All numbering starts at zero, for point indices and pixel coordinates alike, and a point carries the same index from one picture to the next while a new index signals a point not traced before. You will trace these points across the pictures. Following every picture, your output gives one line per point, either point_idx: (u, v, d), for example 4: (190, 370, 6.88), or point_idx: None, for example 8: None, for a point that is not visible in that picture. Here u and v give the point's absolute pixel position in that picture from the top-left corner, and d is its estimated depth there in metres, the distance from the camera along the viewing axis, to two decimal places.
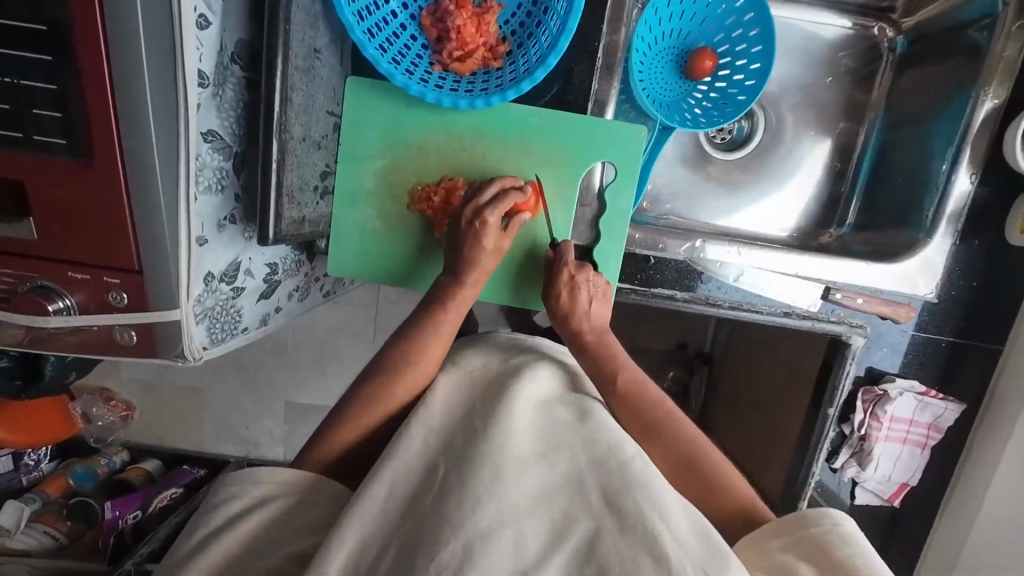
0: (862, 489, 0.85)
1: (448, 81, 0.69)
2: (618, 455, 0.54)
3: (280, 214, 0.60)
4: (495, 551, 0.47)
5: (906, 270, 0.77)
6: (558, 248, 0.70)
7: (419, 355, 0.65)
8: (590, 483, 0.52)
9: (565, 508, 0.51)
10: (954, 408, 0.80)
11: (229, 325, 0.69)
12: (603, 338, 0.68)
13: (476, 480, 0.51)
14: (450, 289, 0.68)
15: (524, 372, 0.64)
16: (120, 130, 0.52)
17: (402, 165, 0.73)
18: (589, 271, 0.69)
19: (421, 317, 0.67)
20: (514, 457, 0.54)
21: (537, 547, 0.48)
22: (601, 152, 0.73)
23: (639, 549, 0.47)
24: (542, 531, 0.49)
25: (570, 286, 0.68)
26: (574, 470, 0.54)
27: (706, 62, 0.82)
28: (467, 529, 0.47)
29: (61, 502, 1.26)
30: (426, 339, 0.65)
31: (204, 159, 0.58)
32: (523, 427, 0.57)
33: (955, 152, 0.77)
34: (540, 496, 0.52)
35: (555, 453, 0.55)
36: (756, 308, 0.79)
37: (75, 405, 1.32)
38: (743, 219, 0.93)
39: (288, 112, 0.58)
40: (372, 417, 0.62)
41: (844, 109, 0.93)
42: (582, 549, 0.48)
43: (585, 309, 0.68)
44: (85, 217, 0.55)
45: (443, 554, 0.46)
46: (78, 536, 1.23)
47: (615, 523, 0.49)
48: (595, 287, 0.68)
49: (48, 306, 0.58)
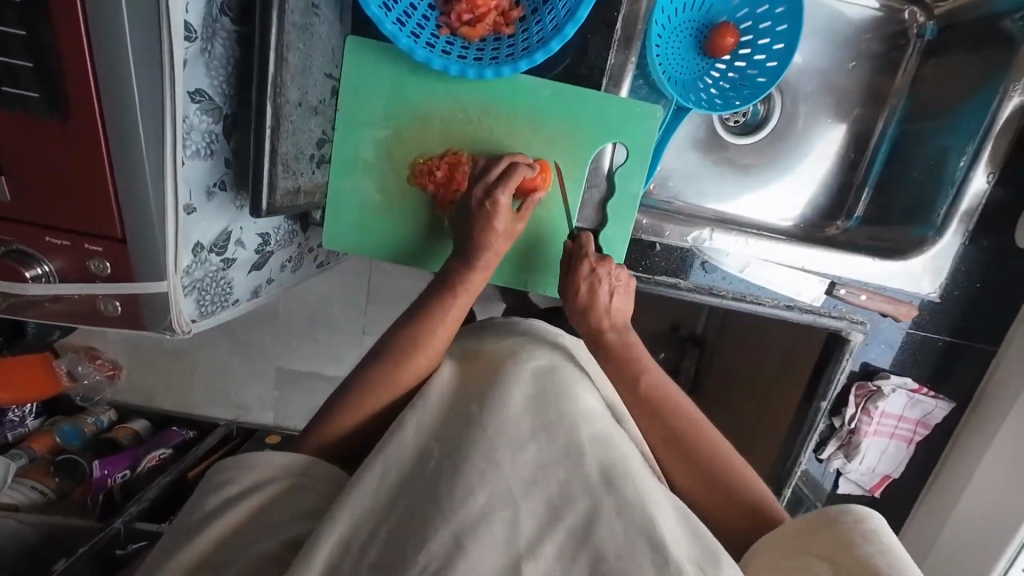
0: (846, 479, 0.87)
1: (456, 46, 0.65)
2: (617, 443, 0.54)
3: (274, 184, 0.57)
4: (488, 538, 0.45)
5: (913, 269, 0.76)
6: (577, 237, 0.69)
7: (420, 337, 0.63)
8: (589, 460, 0.51)
9: (563, 483, 0.50)
10: (944, 406, 0.81)
11: (220, 297, 0.67)
12: (624, 335, 0.69)
13: (468, 466, 0.50)
14: (460, 274, 0.67)
15: (525, 353, 0.63)
16: (98, 84, 0.47)
17: (404, 136, 0.69)
18: (611, 263, 0.68)
19: (428, 300, 0.66)
20: (515, 430, 0.53)
21: (532, 528, 0.47)
22: (614, 132, 0.69)
23: (636, 538, 0.46)
24: (538, 510, 0.48)
25: (592, 279, 0.67)
26: (573, 444, 0.53)
27: (727, 39, 0.78)
28: (458, 517, 0.46)
29: (48, 458, 1.23)
30: (429, 325, 0.64)
31: (191, 122, 0.53)
32: (520, 404, 0.56)
33: (976, 147, 0.75)
34: (538, 470, 0.50)
35: (555, 426, 0.54)
36: (759, 301, 0.79)
37: (60, 363, 1.32)
38: (750, 207, 0.91)
39: (284, 73, 0.54)
40: (368, 396, 0.61)
41: (864, 95, 0.90)
42: (578, 529, 0.46)
43: (605, 305, 0.68)
44: (63, 179, 0.51)
45: (433, 544, 0.45)
46: (67, 492, 1.21)
47: (612, 503, 0.48)
48: (616, 277, 0.68)
49: (25, 272, 0.54)
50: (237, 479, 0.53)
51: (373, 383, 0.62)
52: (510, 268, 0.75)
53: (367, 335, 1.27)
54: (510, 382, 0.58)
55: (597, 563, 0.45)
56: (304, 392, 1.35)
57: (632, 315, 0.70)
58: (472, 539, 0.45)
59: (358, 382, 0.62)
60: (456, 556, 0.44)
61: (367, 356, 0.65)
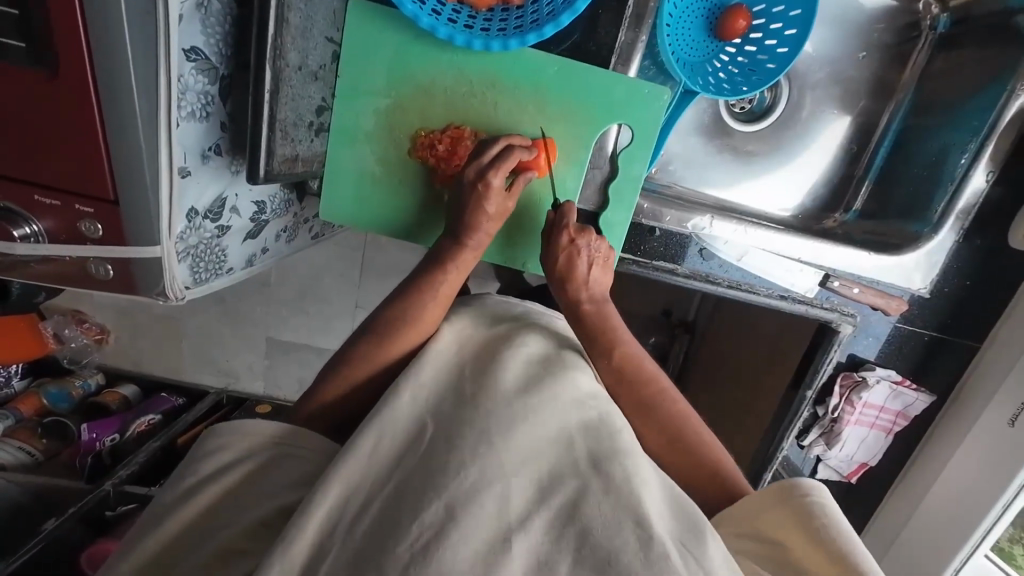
0: (824, 466, 0.90)
1: (463, 15, 0.62)
2: (608, 425, 0.56)
3: (272, 151, 0.55)
4: (481, 510, 0.47)
5: (907, 264, 0.77)
6: (561, 207, 0.67)
7: (415, 314, 0.64)
8: (580, 445, 0.54)
9: (554, 465, 0.52)
10: (925, 399, 0.83)
11: (213, 265, 0.66)
12: (602, 309, 0.68)
13: (463, 442, 0.52)
14: (449, 250, 0.67)
15: (518, 337, 0.64)
16: (89, 39, 0.45)
17: (405, 107, 0.68)
18: (591, 235, 0.66)
19: (423, 274, 0.67)
20: (506, 412, 0.55)
21: (521, 505, 0.49)
22: (620, 113, 0.68)
23: (623, 516, 0.47)
24: (529, 487, 0.50)
25: (570, 250, 0.66)
26: (565, 429, 0.55)
27: (739, 22, 0.77)
28: (451, 491, 0.48)
29: (34, 420, 1.24)
30: (425, 299, 0.65)
31: (187, 81, 0.52)
32: (512, 387, 0.58)
33: (979, 145, 0.75)
34: (530, 452, 0.52)
35: (546, 408, 0.56)
36: (755, 290, 0.79)
37: (45, 325, 1.28)
38: (750, 195, 0.91)
39: (284, 34, 0.52)
40: (367, 368, 0.63)
41: (871, 87, 0.89)
42: (567, 506, 0.49)
43: (584, 277, 0.67)
44: (51, 135, 0.49)
45: (427, 514, 0.46)
46: (53, 453, 1.23)
47: (601, 484, 0.50)
48: (597, 249, 0.67)
49: (14, 231, 0.53)
50: (230, 446, 0.54)
51: (371, 353, 0.63)
52: (502, 247, 0.74)
53: (359, 308, 1.27)
54: (503, 367, 0.60)
55: (584, 537, 0.47)
56: (295, 363, 1.35)
57: (611, 286, 0.69)
58: (464, 510, 0.47)
59: (358, 355, 0.63)
60: (450, 525, 0.46)
61: (362, 330, 0.65)
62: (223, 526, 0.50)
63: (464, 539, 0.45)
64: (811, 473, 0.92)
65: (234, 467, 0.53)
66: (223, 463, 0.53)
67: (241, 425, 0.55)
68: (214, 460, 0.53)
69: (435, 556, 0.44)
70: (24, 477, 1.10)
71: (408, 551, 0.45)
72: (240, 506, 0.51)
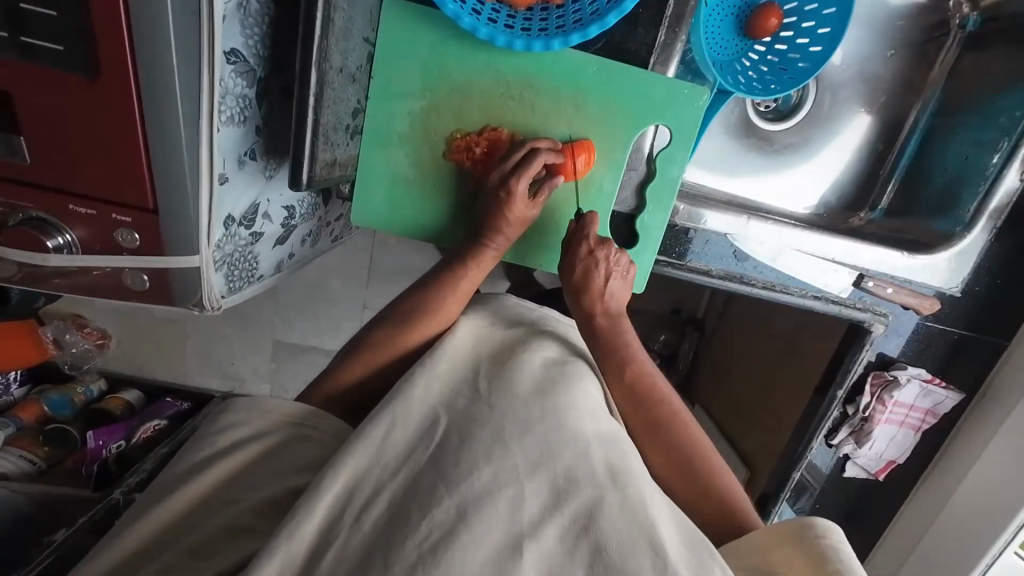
0: (853, 464, 0.90)
1: (502, 14, 0.61)
2: (625, 441, 0.56)
3: (315, 156, 0.54)
4: (493, 513, 0.47)
5: (939, 263, 0.78)
6: (583, 217, 0.67)
7: (436, 305, 0.65)
8: (594, 452, 0.53)
9: (569, 467, 0.51)
10: (954, 397, 0.84)
11: (246, 272, 0.64)
12: (615, 321, 0.69)
13: (475, 442, 0.52)
14: (475, 247, 0.67)
15: (533, 341, 0.64)
16: (131, 38, 0.43)
17: (441, 108, 0.66)
18: (611, 246, 0.67)
19: (444, 271, 0.67)
20: (522, 413, 0.54)
21: (535, 511, 0.48)
22: (660, 115, 0.67)
23: (637, 533, 0.47)
24: (543, 492, 0.49)
25: (588, 261, 0.67)
26: (580, 434, 0.54)
27: (771, 21, 0.76)
28: (462, 490, 0.48)
29: (35, 427, 1.21)
30: (444, 292, 0.66)
31: (227, 84, 0.50)
32: (526, 390, 0.58)
33: (1012, 145, 0.75)
34: (544, 452, 0.52)
35: (562, 413, 0.55)
36: (789, 291, 0.78)
37: (46, 330, 1.29)
38: (775, 194, 0.91)
39: (329, 37, 0.50)
40: (384, 369, 0.63)
41: (896, 87, 0.89)
42: (582, 514, 0.48)
43: (600, 288, 0.68)
44: (89, 141, 0.47)
45: (437, 513, 0.46)
46: (55, 462, 1.19)
47: (617, 497, 0.49)
48: (615, 261, 0.67)
49: (47, 242, 0.50)
50: (253, 455, 0.53)
51: (402, 343, 0.63)
52: (525, 248, 0.72)
53: (368, 310, 1.25)
54: (517, 369, 0.60)
55: (597, 553, 0.46)
56: (302, 366, 1.33)
57: (627, 301, 0.70)
58: (474, 512, 0.47)
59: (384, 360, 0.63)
60: (459, 527, 0.46)
61: (388, 335, 0.64)
62: (246, 534, 0.49)
63: (475, 543, 0.45)
64: (840, 471, 0.92)
65: (257, 475, 0.53)
66: (246, 472, 0.53)
67: (263, 434, 0.55)
68: (236, 469, 0.53)
69: (444, 557, 0.44)
70: (32, 487, 1.06)
71: (416, 549, 0.45)
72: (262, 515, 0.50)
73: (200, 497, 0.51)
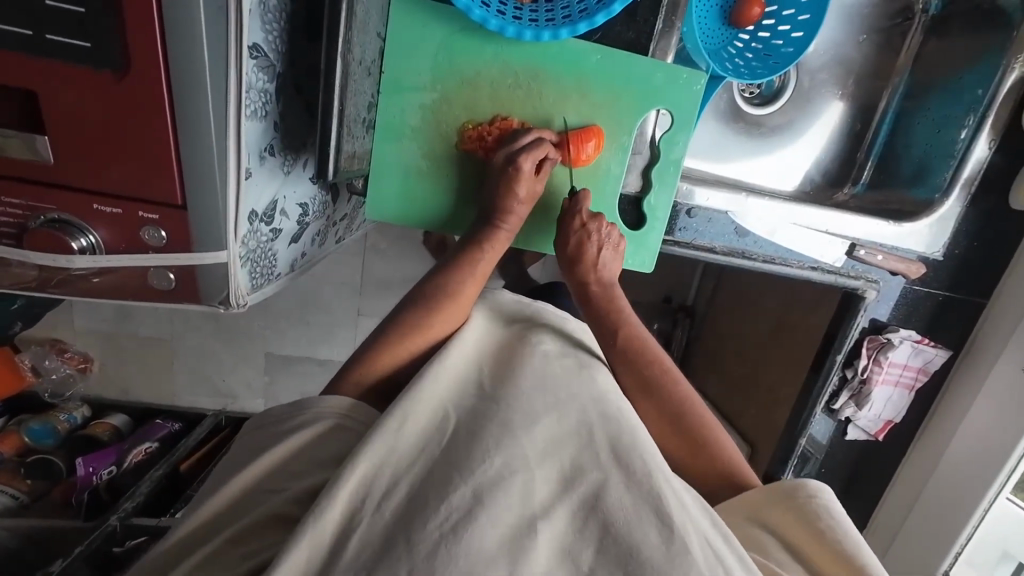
0: (854, 427, 0.94)
1: (509, 7, 0.63)
2: (626, 420, 0.56)
3: (339, 147, 0.55)
4: (507, 495, 0.48)
5: (921, 230, 0.83)
6: (575, 194, 0.68)
7: (453, 287, 0.66)
8: (599, 437, 0.54)
9: (574, 458, 0.53)
10: (942, 354, 0.89)
11: (267, 269, 0.64)
12: (609, 289, 0.71)
13: (485, 432, 0.52)
14: (484, 232, 0.68)
15: (533, 336, 0.65)
16: (163, 32, 0.43)
17: (451, 100, 0.68)
18: (601, 221, 0.68)
19: (458, 258, 0.67)
20: (528, 410, 0.55)
21: (544, 496, 0.49)
22: (661, 100, 0.70)
23: (643, 510, 0.48)
24: (552, 478, 0.51)
25: (581, 234, 0.68)
26: (584, 424, 0.55)
27: (754, 9, 0.80)
28: (478, 476, 0.48)
29: (17, 460, 1.16)
30: (462, 274, 0.67)
31: (251, 79, 0.51)
32: (532, 382, 0.59)
33: (977, 120, 0.81)
34: (551, 445, 0.53)
35: (565, 403, 0.57)
36: (788, 263, 0.83)
37: (22, 358, 1.21)
38: (765, 174, 0.95)
39: (352, 28, 0.51)
40: (401, 360, 0.64)
41: (867, 70, 0.95)
42: (589, 497, 0.50)
43: (594, 258, 0.70)
44: (111, 136, 0.47)
45: (454, 497, 0.47)
46: (42, 494, 1.15)
47: (622, 477, 0.51)
48: (606, 235, 0.69)
49: (72, 244, 0.50)
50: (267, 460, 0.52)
51: (418, 334, 0.64)
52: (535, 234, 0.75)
53: (364, 316, 1.24)
54: (522, 363, 0.61)
55: (606, 527, 0.48)
56: (297, 377, 1.31)
57: (620, 272, 0.72)
58: (491, 494, 0.48)
59: (400, 352, 0.63)
60: (477, 509, 0.46)
61: (401, 327, 0.64)
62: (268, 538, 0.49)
63: (492, 523, 0.46)
64: (842, 435, 0.96)
65: (275, 474, 0.52)
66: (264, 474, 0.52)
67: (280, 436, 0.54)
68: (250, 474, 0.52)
69: (465, 535, 0.45)
70: (17, 521, 1.05)
71: (437, 529, 0.45)
72: (283, 514, 0.50)
73: (220, 501, 0.51)
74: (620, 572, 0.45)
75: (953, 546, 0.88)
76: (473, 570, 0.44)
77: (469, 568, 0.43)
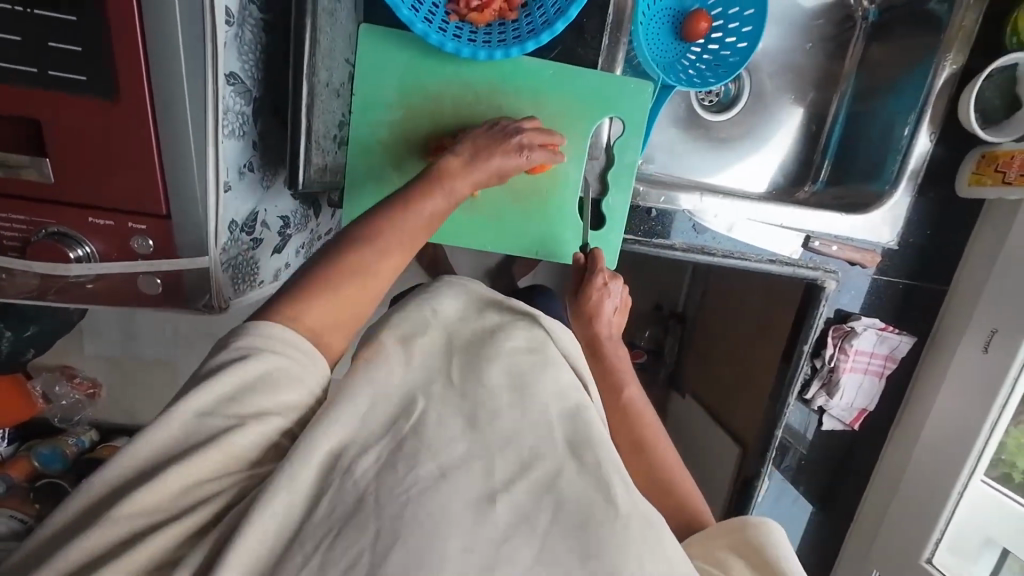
0: (828, 417, 0.96)
1: (465, 31, 0.69)
2: (586, 413, 0.57)
3: (308, 160, 0.62)
4: (467, 476, 0.47)
5: (874, 221, 0.86)
6: (592, 253, 0.77)
7: (420, 265, 0.64)
8: (559, 428, 0.55)
9: (535, 442, 0.52)
10: (907, 340, 0.92)
11: (249, 276, 0.70)
12: (618, 349, 0.78)
13: (449, 416, 0.53)
14: (456, 211, 0.66)
15: (502, 332, 0.66)
16: (149, 63, 0.50)
17: (417, 117, 0.74)
18: (619, 282, 0.77)
19: (427, 232, 0.64)
20: (492, 402, 0.55)
21: (505, 475, 0.49)
22: (611, 108, 0.76)
23: (596, 494, 0.49)
24: (512, 460, 0.50)
25: (602, 291, 0.76)
26: (544, 419, 0.56)
27: (701, 24, 0.86)
28: (439, 456, 0.48)
29: (26, 485, 1.24)
30: (428, 254, 0.64)
31: (228, 102, 0.57)
32: (497, 371, 0.60)
33: (917, 117, 0.85)
34: (513, 429, 0.53)
35: (529, 393, 0.58)
36: (747, 257, 0.87)
37: (34, 384, 1.25)
38: (728, 176, 1.00)
39: (316, 54, 0.59)
40: None
41: (817, 77, 1.00)
42: (545, 481, 0.49)
43: (609, 316, 0.77)
44: (104, 156, 0.53)
45: (420, 469, 0.46)
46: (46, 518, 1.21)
47: (577, 464, 0.51)
48: (621, 294, 0.77)
49: (69, 254, 0.56)
50: None
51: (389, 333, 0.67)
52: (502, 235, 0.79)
53: None
54: (487, 353, 0.61)
55: (560, 508, 0.47)
56: None
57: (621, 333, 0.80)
58: (451, 474, 0.47)
59: None
60: (439, 484, 0.46)
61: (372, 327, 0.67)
62: None
63: (452, 496, 0.45)
64: (817, 426, 0.98)
65: None
66: None
67: None
68: None
69: (430, 501, 0.44)
70: None
71: (404, 496, 0.44)
72: None
73: None
74: (572, 548, 0.45)
75: (932, 532, 0.87)
76: (433, 537, 0.42)
77: (421, 541, 0.42)
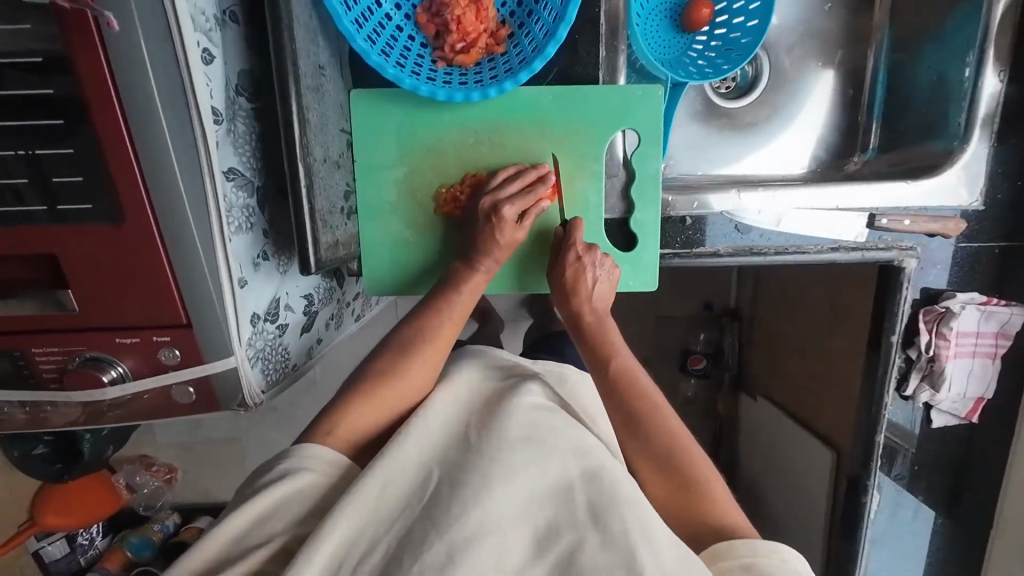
0: (938, 412, 0.83)
1: (454, 75, 0.66)
2: (610, 473, 0.56)
3: (317, 239, 0.60)
4: (481, 557, 0.48)
5: (949, 182, 0.75)
6: (569, 223, 0.70)
7: (432, 333, 0.67)
8: (579, 492, 0.54)
9: (551, 516, 0.53)
10: (1020, 312, 0.78)
11: (280, 362, 0.68)
12: (603, 320, 0.72)
13: (465, 487, 0.53)
14: (460, 273, 0.69)
15: (518, 390, 0.65)
16: (145, 179, 0.49)
17: (421, 170, 0.71)
18: (596, 253, 0.70)
19: (434, 304, 0.68)
20: (508, 466, 0.55)
21: (517, 559, 0.50)
22: (621, 121, 0.70)
23: (616, 569, 0.48)
24: (528, 538, 0.51)
25: (577, 267, 0.69)
26: (564, 481, 0.55)
27: (703, 11, 0.79)
28: (451, 533, 0.49)
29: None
30: (439, 318, 0.68)
31: (231, 199, 0.56)
32: (515, 434, 0.59)
33: (977, 54, 0.74)
34: (529, 502, 0.53)
35: (548, 457, 0.57)
36: (803, 249, 0.77)
37: (117, 477, 1.28)
38: (764, 162, 0.91)
39: (308, 133, 0.58)
40: None
41: (845, 36, 0.91)
42: (563, 558, 0.49)
43: (587, 291, 0.70)
44: (119, 276, 0.53)
45: (428, 556, 0.48)
46: None
47: (598, 535, 0.50)
48: (599, 263, 0.70)
49: (103, 376, 0.56)
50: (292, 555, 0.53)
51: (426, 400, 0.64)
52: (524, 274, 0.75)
53: None
54: (503, 415, 0.61)
55: None
56: None
57: (612, 301, 0.72)
58: (462, 554, 0.48)
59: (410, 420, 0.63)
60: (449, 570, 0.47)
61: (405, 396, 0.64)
62: None
63: None
64: (928, 424, 0.85)
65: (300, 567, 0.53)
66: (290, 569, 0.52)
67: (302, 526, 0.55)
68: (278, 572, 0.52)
69: None
70: None
71: None
72: None
73: None
74: None
75: None
76: None
77: None
